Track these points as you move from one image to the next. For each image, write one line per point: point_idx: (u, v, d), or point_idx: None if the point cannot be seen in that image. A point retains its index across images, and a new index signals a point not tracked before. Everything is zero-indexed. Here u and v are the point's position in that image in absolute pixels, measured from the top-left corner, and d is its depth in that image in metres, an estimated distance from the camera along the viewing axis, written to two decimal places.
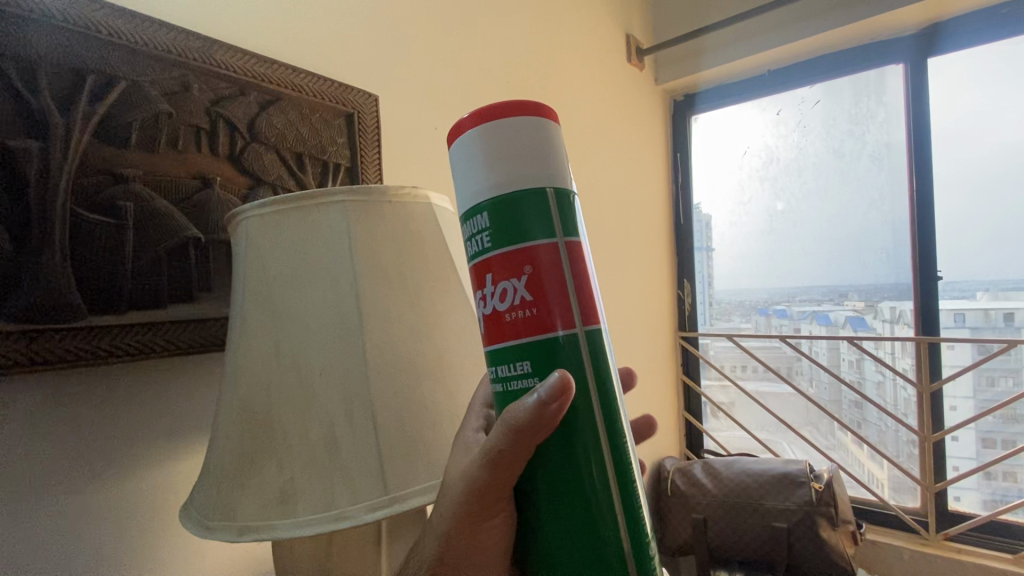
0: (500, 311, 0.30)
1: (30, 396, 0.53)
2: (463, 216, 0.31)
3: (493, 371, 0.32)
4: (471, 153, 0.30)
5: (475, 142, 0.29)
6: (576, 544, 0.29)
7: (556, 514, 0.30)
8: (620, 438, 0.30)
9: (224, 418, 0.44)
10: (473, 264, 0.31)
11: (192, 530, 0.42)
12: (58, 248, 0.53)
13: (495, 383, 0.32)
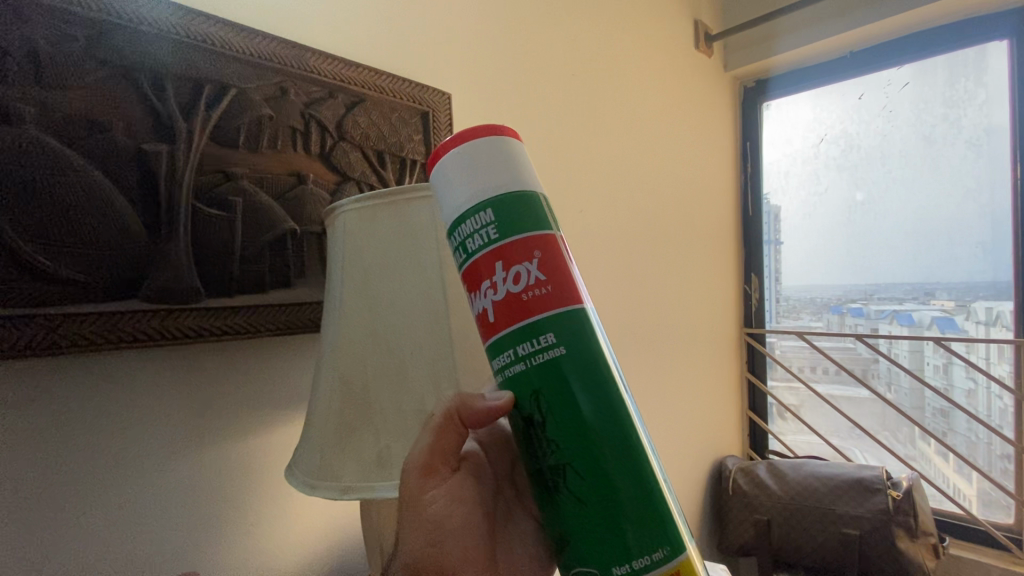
0: (515, 293, 0.30)
1: (159, 366, 0.62)
2: (460, 215, 0.31)
3: (506, 357, 0.31)
4: (464, 161, 0.32)
5: (466, 153, 0.32)
6: (604, 550, 0.30)
7: (581, 522, 0.31)
8: (641, 444, 0.31)
9: (324, 391, 0.49)
10: (472, 259, 0.31)
11: (298, 488, 0.47)
12: (184, 239, 0.60)
13: (509, 369, 0.32)
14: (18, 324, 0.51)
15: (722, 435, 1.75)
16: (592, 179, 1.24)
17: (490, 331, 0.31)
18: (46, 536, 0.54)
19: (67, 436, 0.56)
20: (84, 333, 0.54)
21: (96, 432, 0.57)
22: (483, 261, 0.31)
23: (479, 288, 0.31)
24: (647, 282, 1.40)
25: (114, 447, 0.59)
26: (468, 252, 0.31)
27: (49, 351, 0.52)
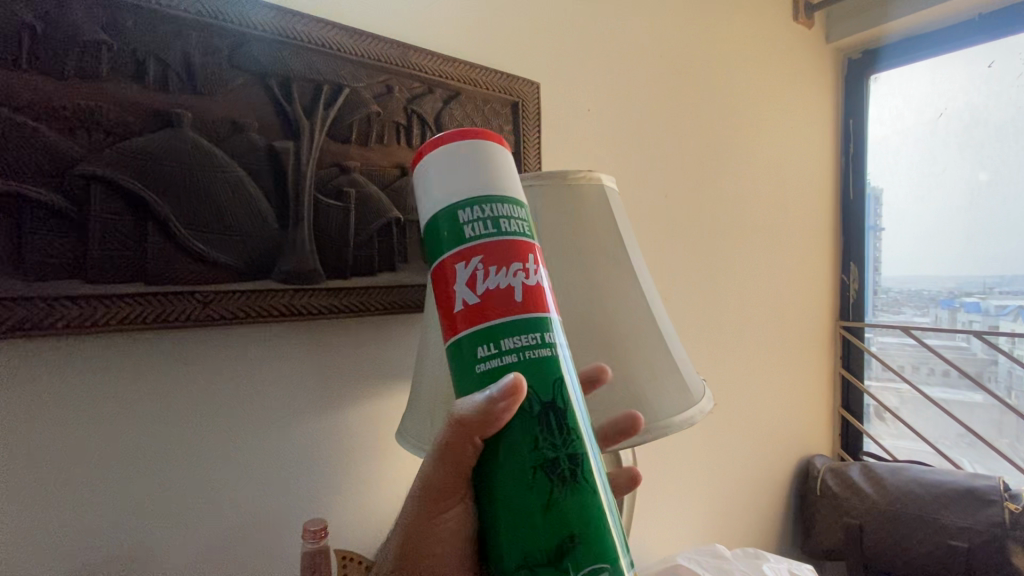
0: (538, 286, 0.33)
1: (286, 338, 0.69)
2: (492, 201, 0.33)
3: (532, 341, 0.31)
4: (495, 160, 0.34)
5: (500, 158, 0.34)
6: (595, 541, 0.31)
7: (583, 512, 0.31)
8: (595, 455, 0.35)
9: (434, 366, 0.55)
10: (497, 240, 0.32)
11: (414, 454, 0.53)
12: (308, 226, 0.67)
13: (535, 354, 0.31)
14: (182, 299, 0.59)
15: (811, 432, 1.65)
16: (678, 163, 1.21)
17: (516, 310, 0.31)
18: (199, 483, 0.63)
19: (214, 397, 0.64)
20: (230, 308, 0.62)
21: (235, 394, 0.65)
22: (512, 245, 0.32)
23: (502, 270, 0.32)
24: (734, 270, 1.35)
25: (249, 408, 0.66)
26: (493, 230, 0.32)
27: (205, 322, 0.60)
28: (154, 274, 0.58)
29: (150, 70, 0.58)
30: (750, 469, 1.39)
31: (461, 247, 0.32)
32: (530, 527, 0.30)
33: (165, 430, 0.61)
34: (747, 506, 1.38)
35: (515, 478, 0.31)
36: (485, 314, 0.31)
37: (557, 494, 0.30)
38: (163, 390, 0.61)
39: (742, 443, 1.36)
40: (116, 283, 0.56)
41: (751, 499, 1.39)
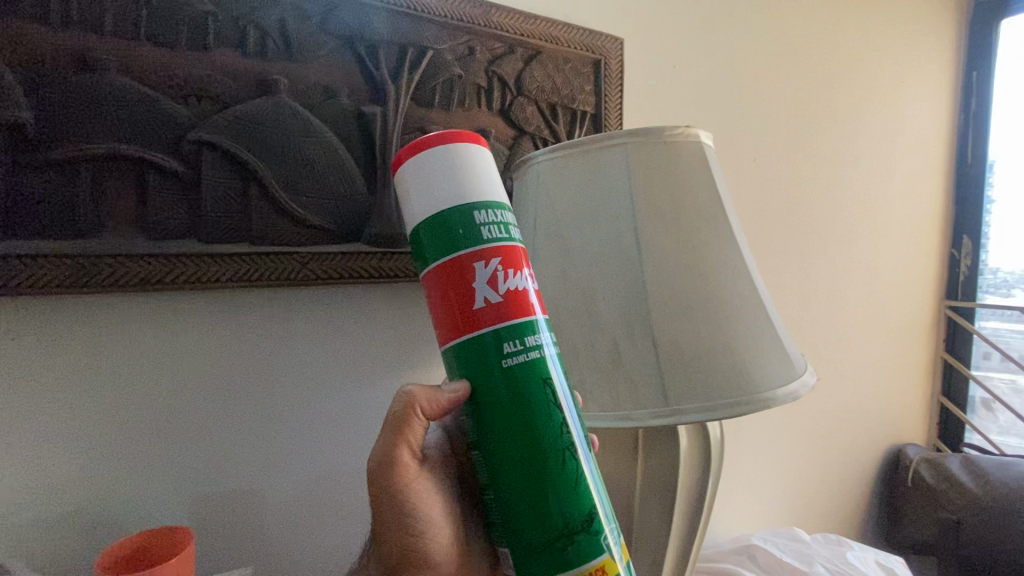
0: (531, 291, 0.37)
1: (372, 299, 0.72)
2: (499, 206, 0.36)
3: (535, 344, 0.35)
4: (487, 162, 0.37)
5: (490, 163, 0.38)
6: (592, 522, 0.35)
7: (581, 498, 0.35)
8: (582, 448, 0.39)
9: None
10: (509, 244, 0.36)
11: None
12: (393, 190, 0.69)
13: (540, 355, 0.35)
14: (282, 259, 0.62)
15: (904, 419, 1.53)
16: (770, 125, 1.12)
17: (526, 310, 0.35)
18: (293, 430, 0.67)
19: (305, 352, 0.68)
20: (325, 269, 0.65)
21: (325, 350, 0.69)
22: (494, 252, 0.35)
23: (480, 276, 0.34)
24: (827, 241, 1.25)
25: (337, 364, 0.70)
26: (505, 235, 0.36)
27: (302, 281, 0.64)
28: (258, 236, 0.61)
29: (251, 37, 0.60)
30: (834, 454, 1.31)
31: (480, 247, 0.35)
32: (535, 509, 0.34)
33: (264, 380, 0.65)
34: (828, 492, 1.30)
35: (526, 468, 0.34)
36: (503, 314, 0.35)
37: (564, 482, 0.34)
38: (263, 344, 0.65)
39: (825, 425, 1.28)
40: (226, 243, 0.60)
41: (832, 484, 1.31)
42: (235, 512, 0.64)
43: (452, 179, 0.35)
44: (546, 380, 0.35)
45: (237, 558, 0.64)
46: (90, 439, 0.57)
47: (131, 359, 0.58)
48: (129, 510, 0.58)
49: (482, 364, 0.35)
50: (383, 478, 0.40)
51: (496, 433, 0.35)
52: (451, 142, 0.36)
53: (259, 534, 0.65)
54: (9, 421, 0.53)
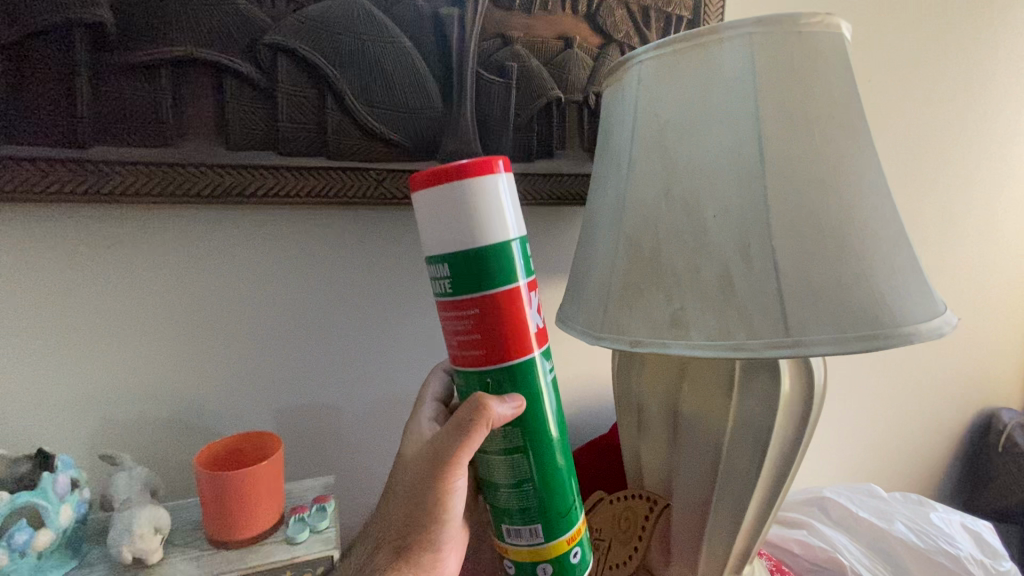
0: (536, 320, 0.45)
1: None
2: (519, 242, 0.42)
3: (548, 371, 0.44)
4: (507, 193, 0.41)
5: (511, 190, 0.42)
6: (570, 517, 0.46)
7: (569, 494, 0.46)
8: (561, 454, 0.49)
9: (607, 252, 0.49)
10: (528, 285, 0.43)
11: (581, 340, 0.50)
12: (470, 104, 0.64)
13: (551, 380, 0.44)
14: (360, 176, 0.60)
15: (1004, 380, 1.39)
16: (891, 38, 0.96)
17: (538, 344, 0.43)
18: (369, 351, 0.68)
19: (380, 274, 0.66)
20: (400, 188, 0.62)
21: (399, 273, 0.67)
22: (505, 288, 0.41)
23: (508, 309, 0.41)
24: (944, 178, 1.10)
25: (411, 288, 0.68)
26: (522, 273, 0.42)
27: (378, 200, 0.62)
28: (334, 151, 0.59)
29: None
30: (921, 413, 1.22)
31: (504, 284, 0.41)
32: (533, 503, 0.44)
33: (341, 300, 0.65)
34: (909, 451, 1.22)
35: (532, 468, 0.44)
36: (524, 344, 0.42)
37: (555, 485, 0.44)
38: (339, 264, 0.64)
39: (915, 382, 1.18)
40: (304, 157, 0.58)
41: (915, 444, 1.23)
42: (318, 425, 0.66)
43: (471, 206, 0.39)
44: (556, 397, 0.45)
45: (320, 468, 0.67)
46: (184, 347, 0.59)
47: (217, 272, 0.59)
48: (223, 417, 0.61)
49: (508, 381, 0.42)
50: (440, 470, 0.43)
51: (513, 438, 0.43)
52: (473, 171, 0.39)
53: (340, 447, 0.67)
54: (114, 325, 0.56)
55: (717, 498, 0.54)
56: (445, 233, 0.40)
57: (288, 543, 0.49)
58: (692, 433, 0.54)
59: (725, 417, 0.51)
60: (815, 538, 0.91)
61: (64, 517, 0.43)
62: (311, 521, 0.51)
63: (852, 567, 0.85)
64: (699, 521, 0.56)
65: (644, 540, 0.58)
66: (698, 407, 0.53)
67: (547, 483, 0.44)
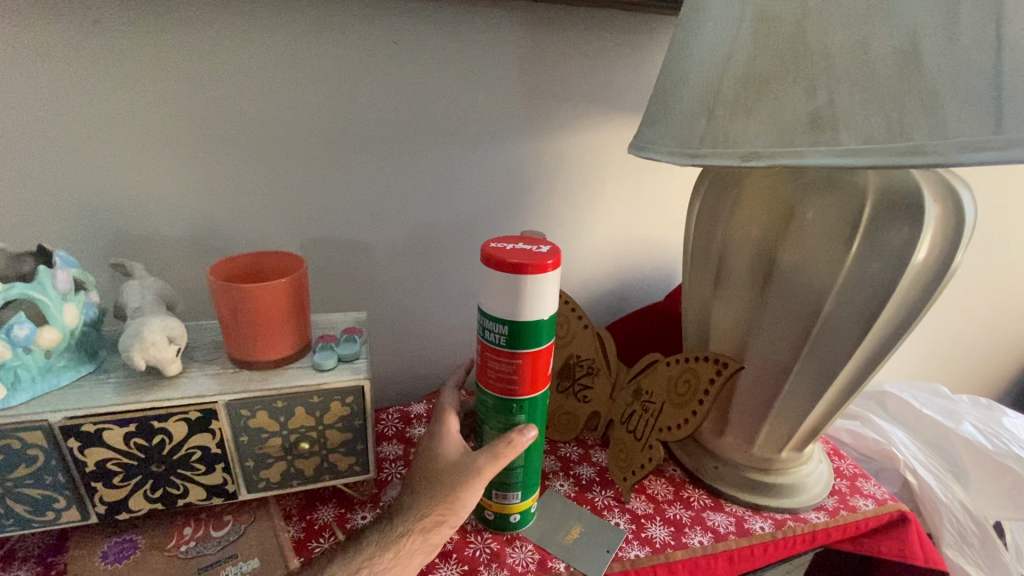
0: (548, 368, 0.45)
1: (498, 24, 0.55)
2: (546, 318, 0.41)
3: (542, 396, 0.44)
4: (551, 283, 0.40)
5: (555, 278, 0.40)
6: (527, 503, 0.49)
7: (532, 489, 0.49)
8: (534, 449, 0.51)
9: (722, 40, 0.36)
10: (549, 349, 0.43)
11: (667, 161, 0.39)
12: None
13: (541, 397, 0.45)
14: None
15: None
16: None
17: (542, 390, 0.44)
18: (408, 182, 0.59)
19: (420, 86, 0.55)
20: None
21: (442, 87, 0.56)
22: (529, 351, 0.42)
23: (526, 365, 0.42)
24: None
25: (454, 106, 0.57)
26: (544, 339, 0.42)
27: None
28: None
29: None
30: None
31: (525, 356, 0.42)
32: (505, 484, 0.47)
33: (371, 111, 0.55)
34: (1001, 358, 1.08)
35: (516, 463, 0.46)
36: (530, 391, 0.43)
37: (523, 479, 0.47)
38: (370, 66, 0.53)
39: None
40: None
41: (1009, 352, 1.08)
42: (351, 260, 0.60)
43: (510, 296, 0.40)
44: (541, 418, 0.45)
45: (355, 306, 0.62)
46: (194, 153, 0.51)
47: (226, 65, 0.49)
48: (246, 237, 0.56)
49: (510, 397, 0.43)
50: (469, 477, 0.41)
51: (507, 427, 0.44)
52: (527, 269, 0.39)
53: (372, 283, 0.62)
54: (117, 121, 0.48)
55: (798, 367, 0.47)
56: (488, 307, 0.41)
57: (315, 370, 0.44)
58: (785, 293, 0.45)
59: (835, 273, 0.42)
60: (869, 429, 0.85)
61: (67, 316, 0.39)
62: (339, 349, 0.46)
63: (906, 461, 0.80)
64: (770, 393, 0.50)
65: (703, 407, 0.50)
66: (801, 262, 0.43)
67: (519, 478, 0.47)
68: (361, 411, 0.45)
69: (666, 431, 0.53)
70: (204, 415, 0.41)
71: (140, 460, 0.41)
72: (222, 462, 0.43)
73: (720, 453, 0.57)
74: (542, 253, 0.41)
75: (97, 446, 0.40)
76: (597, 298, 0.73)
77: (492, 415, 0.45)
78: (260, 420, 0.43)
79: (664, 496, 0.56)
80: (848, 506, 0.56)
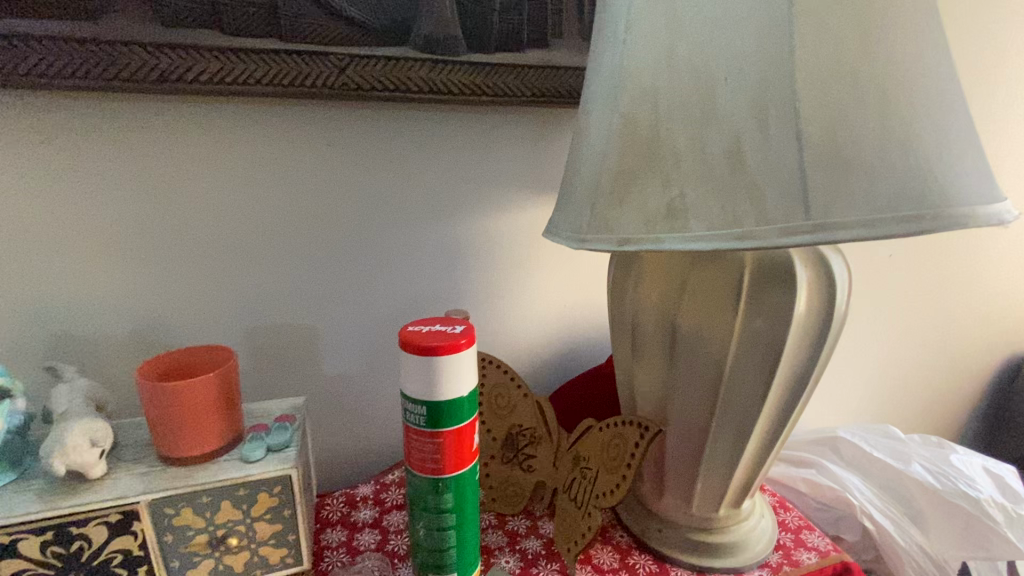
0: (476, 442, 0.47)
1: (423, 125, 0.61)
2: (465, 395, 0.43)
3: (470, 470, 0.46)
4: (466, 360, 0.43)
5: (469, 356, 0.43)
6: None
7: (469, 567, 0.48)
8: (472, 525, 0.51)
9: (599, 141, 0.41)
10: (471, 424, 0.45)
11: (565, 245, 0.43)
12: None
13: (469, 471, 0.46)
14: (316, 61, 0.52)
15: None
16: None
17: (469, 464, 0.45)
18: (347, 266, 0.62)
19: (353, 182, 0.60)
20: (365, 76, 0.54)
21: (373, 180, 0.60)
22: (451, 427, 0.43)
23: (449, 441, 0.44)
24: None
25: (387, 199, 0.62)
26: (465, 414, 0.44)
27: (342, 92, 0.54)
28: (287, 30, 0.51)
29: None
30: (971, 357, 1.09)
31: (447, 433, 0.43)
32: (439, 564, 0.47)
33: (308, 207, 0.59)
34: (952, 396, 1.11)
35: (448, 539, 0.46)
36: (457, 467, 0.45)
37: (458, 557, 0.47)
38: (305, 168, 0.58)
39: (964, 325, 1.05)
40: (249, 37, 0.50)
41: (959, 389, 1.11)
42: (293, 345, 0.62)
43: (427, 379, 0.42)
44: (471, 492, 0.46)
45: (299, 388, 0.63)
46: (135, 256, 0.54)
47: (166, 175, 0.53)
48: (187, 332, 0.57)
49: (435, 475, 0.44)
50: None
51: (435, 504, 0.45)
52: (440, 352, 0.41)
53: (316, 367, 0.63)
54: (60, 230, 0.51)
55: (715, 426, 0.50)
56: (408, 390, 0.43)
57: (242, 462, 0.45)
58: (690, 356, 0.48)
59: (728, 336, 0.45)
60: (824, 477, 0.86)
61: None
62: (269, 438, 0.47)
63: (861, 507, 0.81)
64: (694, 451, 0.52)
65: (632, 470, 0.52)
66: (698, 326, 0.46)
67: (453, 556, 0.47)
68: (290, 501, 0.45)
69: (603, 497, 0.53)
70: (126, 517, 0.41)
71: (59, 569, 0.41)
72: (146, 565, 0.43)
73: (662, 514, 0.58)
74: (456, 333, 0.44)
75: (12, 557, 0.39)
76: (543, 364, 0.75)
77: (422, 495, 0.45)
78: (185, 517, 0.43)
79: (609, 564, 0.56)
80: (791, 561, 0.57)
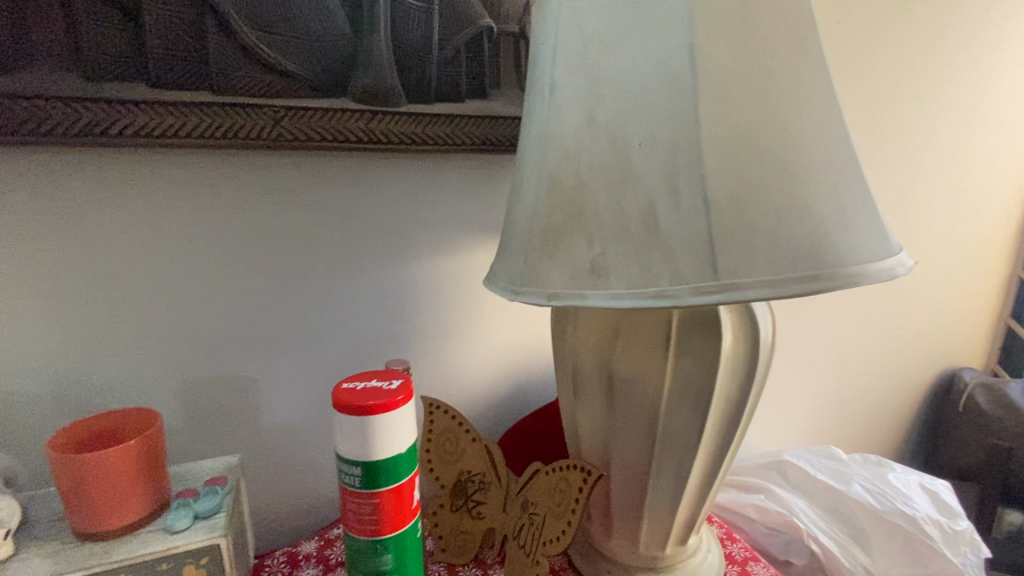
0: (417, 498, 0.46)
1: (364, 172, 0.61)
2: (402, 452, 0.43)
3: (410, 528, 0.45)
4: (402, 416, 0.42)
5: (405, 412, 0.42)
6: None
7: None
8: None
9: (529, 197, 0.43)
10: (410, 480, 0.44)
11: (500, 296, 0.44)
12: (384, 33, 0.55)
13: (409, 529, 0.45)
14: (250, 113, 0.52)
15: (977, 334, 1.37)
16: None
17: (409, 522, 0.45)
18: (287, 314, 0.61)
19: (293, 230, 0.59)
20: (303, 127, 0.54)
21: (314, 228, 0.60)
22: (388, 486, 0.42)
23: (386, 500, 0.43)
24: (930, 120, 0.99)
25: (329, 245, 0.61)
26: (403, 471, 0.43)
27: (279, 143, 0.53)
28: (219, 83, 0.50)
29: None
30: (903, 375, 1.16)
31: (384, 491, 0.42)
32: None
33: (245, 256, 0.58)
34: (889, 413, 1.17)
35: None
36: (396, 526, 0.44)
37: None
38: (242, 217, 0.57)
39: (894, 346, 1.12)
40: (179, 89, 0.49)
41: (894, 407, 1.17)
42: (230, 397, 0.60)
43: (361, 439, 0.41)
44: (411, 550, 0.45)
45: (237, 442, 0.61)
46: (55, 313, 0.51)
47: (90, 228, 0.51)
48: (114, 390, 0.55)
49: (373, 536, 0.43)
50: None
51: (373, 565, 0.44)
52: (373, 411, 0.41)
53: (255, 420, 0.61)
54: None
55: (656, 466, 0.50)
56: (342, 450, 0.42)
57: (167, 533, 0.43)
58: (627, 400, 0.49)
59: (661, 379, 0.46)
60: (773, 501, 0.88)
61: None
62: (197, 505, 0.45)
63: (808, 530, 0.83)
64: (637, 491, 0.53)
65: (576, 515, 0.52)
66: (633, 371, 0.47)
67: None
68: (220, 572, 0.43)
69: (550, 543, 0.53)
70: None
71: None
72: None
73: (611, 555, 0.58)
74: (392, 389, 0.43)
75: None
76: (494, 404, 0.75)
77: (360, 557, 0.44)
78: None
79: None
80: None
